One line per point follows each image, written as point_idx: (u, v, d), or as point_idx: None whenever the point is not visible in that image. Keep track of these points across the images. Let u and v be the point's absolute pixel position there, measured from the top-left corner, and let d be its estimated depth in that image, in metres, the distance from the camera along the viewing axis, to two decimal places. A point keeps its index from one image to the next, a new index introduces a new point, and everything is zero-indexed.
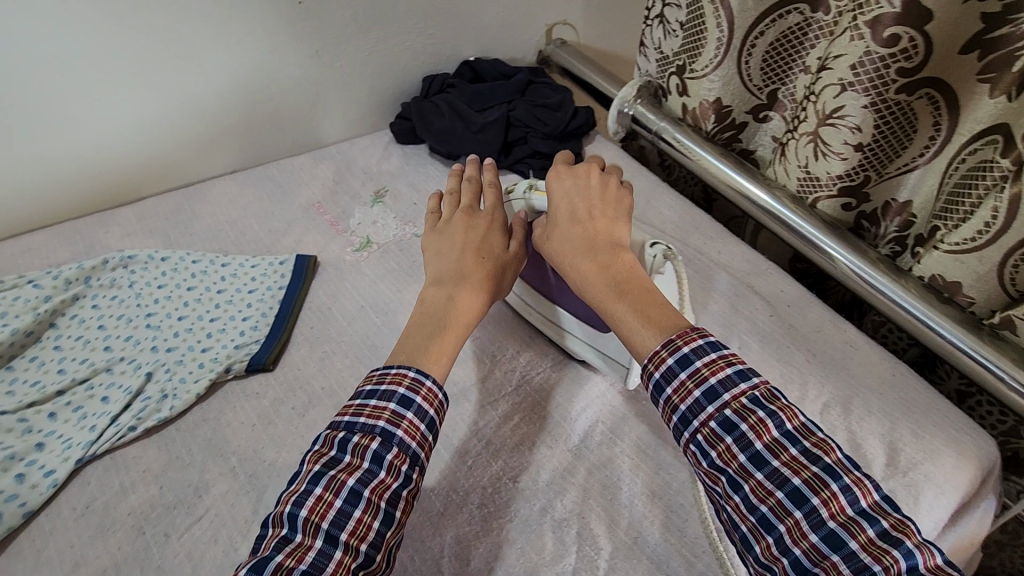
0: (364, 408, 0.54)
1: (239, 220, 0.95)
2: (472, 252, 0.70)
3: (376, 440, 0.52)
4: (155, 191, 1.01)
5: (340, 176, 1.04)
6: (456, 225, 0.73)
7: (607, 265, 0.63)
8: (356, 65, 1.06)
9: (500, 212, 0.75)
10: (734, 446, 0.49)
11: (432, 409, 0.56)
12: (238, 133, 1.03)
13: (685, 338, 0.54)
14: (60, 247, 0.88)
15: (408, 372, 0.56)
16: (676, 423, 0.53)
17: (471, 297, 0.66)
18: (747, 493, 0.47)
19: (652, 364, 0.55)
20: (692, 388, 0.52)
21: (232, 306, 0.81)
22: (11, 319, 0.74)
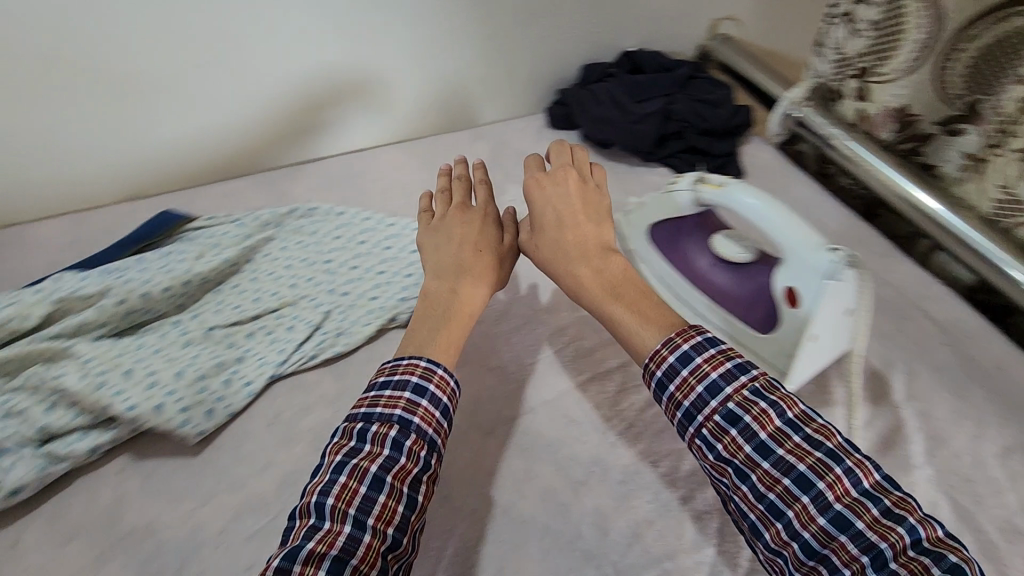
0: (380, 399, 0.57)
1: (405, 186, 1.02)
2: (470, 246, 0.71)
3: (394, 428, 0.54)
4: (329, 153, 1.07)
5: (496, 154, 1.09)
6: (451, 222, 0.74)
7: (602, 270, 0.66)
8: (524, 49, 1.09)
9: (491, 205, 0.77)
10: (739, 438, 0.51)
11: (445, 396, 0.58)
12: (410, 107, 1.08)
13: (683, 336, 0.57)
14: (254, 194, 0.99)
15: (420, 362, 0.59)
16: (680, 419, 0.55)
17: (473, 288, 0.68)
18: (753, 482, 0.50)
19: (653, 363, 0.57)
20: (693, 384, 0.54)
21: (397, 263, 0.88)
22: (222, 249, 0.86)
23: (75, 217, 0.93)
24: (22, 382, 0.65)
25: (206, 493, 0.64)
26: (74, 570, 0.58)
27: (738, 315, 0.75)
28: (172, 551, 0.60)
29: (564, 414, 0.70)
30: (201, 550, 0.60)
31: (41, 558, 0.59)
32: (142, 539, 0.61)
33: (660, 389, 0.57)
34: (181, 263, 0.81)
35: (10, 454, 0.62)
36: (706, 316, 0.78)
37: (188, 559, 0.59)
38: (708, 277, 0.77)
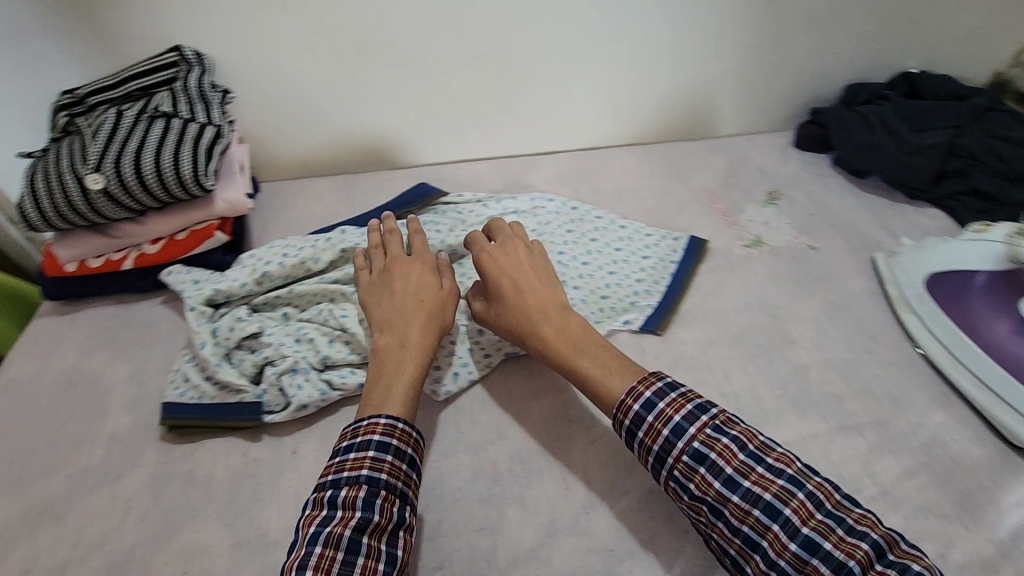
0: (345, 462, 0.57)
1: (636, 188, 0.99)
2: (415, 296, 0.71)
3: (362, 489, 0.55)
4: (564, 147, 1.10)
5: (733, 169, 1.01)
6: (393, 275, 0.73)
7: (563, 326, 0.67)
8: (788, 61, 1.02)
9: (429, 252, 0.76)
10: (708, 476, 0.54)
11: (409, 447, 0.59)
12: (651, 112, 1.06)
13: (632, 398, 0.59)
14: (492, 177, 1.04)
15: (381, 420, 0.59)
16: (653, 463, 0.58)
17: (424, 336, 0.68)
18: (728, 517, 0.53)
19: (621, 412, 0.60)
20: (660, 428, 0.57)
21: (628, 266, 0.86)
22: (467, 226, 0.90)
23: (345, 178, 1.05)
24: (314, 316, 0.77)
25: (445, 446, 0.69)
26: None
27: None
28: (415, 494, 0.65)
29: (806, 461, 0.65)
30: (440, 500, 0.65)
31: (313, 470, 0.68)
32: None
33: (631, 442, 0.60)
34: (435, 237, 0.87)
35: (300, 375, 0.72)
36: (990, 387, 0.69)
37: (429, 507, 0.64)
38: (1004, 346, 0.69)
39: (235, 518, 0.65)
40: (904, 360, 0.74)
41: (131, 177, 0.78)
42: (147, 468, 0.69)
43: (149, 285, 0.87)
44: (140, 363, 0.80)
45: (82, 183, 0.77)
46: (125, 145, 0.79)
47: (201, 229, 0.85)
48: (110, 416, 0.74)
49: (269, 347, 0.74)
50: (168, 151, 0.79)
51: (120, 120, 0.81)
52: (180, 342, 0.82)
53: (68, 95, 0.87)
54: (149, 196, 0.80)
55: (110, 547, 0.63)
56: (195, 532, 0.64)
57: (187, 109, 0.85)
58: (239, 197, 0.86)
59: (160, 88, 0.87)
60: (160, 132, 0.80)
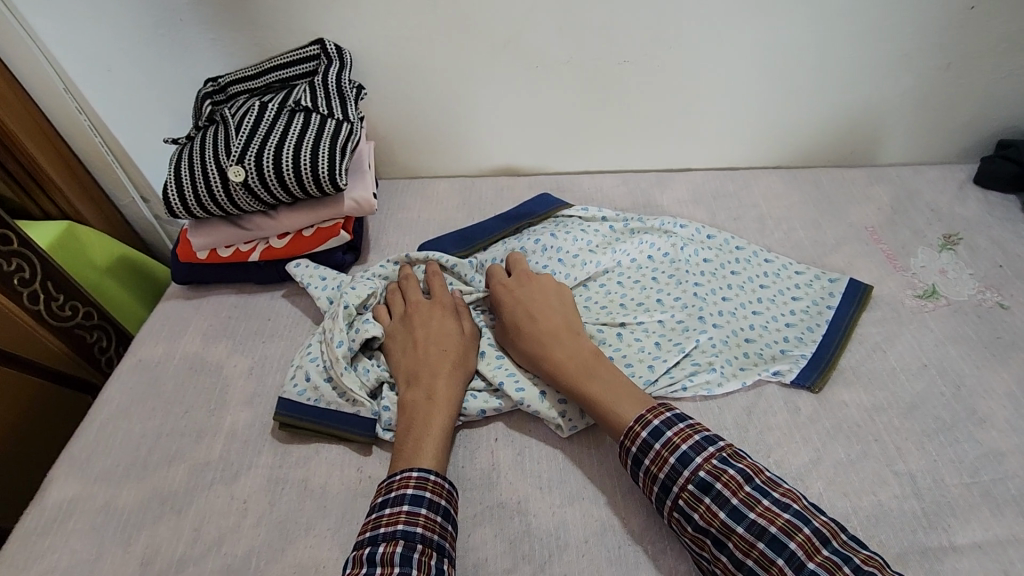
0: (379, 519, 0.56)
1: (783, 218, 0.90)
2: (430, 339, 0.70)
3: (398, 544, 0.53)
4: (698, 165, 1.01)
5: (900, 204, 0.89)
6: (413, 320, 0.72)
7: (582, 355, 0.65)
8: (980, 85, 0.88)
9: (446, 293, 0.75)
10: (713, 505, 0.52)
11: (443, 499, 0.58)
12: (804, 132, 0.96)
13: (631, 435, 0.58)
14: (620, 192, 0.97)
15: (413, 474, 0.58)
16: (657, 492, 0.56)
17: (450, 385, 0.66)
18: (731, 551, 0.51)
19: (628, 439, 0.58)
20: (667, 456, 0.56)
21: (775, 307, 0.77)
22: (592, 246, 0.83)
23: (465, 182, 1.02)
24: None
25: (570, 492, 0.63)
26: None
27: None
28: (537, 540, 0.60)
29: (1009, 572, 0.54)
30: (564, 552, 0.59)
31: None
32: (513, 515, 0.62)
33: (633, 470, 0.58)
34: (555, 266, 0.79)
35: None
36: None
37: (552, 557, 0.58)
38: None
39: (348, 537, 0.62)
40: None
41: (270, 172, 0.77)
42: (263, 470, 0.68)
43: (272, 278, 0.87)
44: (260, 358, 0.79)
45: (224, 174, 0.78)
46: (267, 138, 0.78)
47: (328, 227, 0.84)
48: (230, 409, 0.74)
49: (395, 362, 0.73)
50: (307, 147, 0.78)
51: (264, 111, 0.81)
52: (298, 340, 0.81)
53: (212, 82, 0.88)
54: (284, 192, 0.79)
55: (225, 550, 0.62)
56: (309, 548, 0.61)
57: (325, 104, 0.84)
58: (367, 196, 0.84)
59: (299, 80, 0.87)
60: (300, 127, 0.80)
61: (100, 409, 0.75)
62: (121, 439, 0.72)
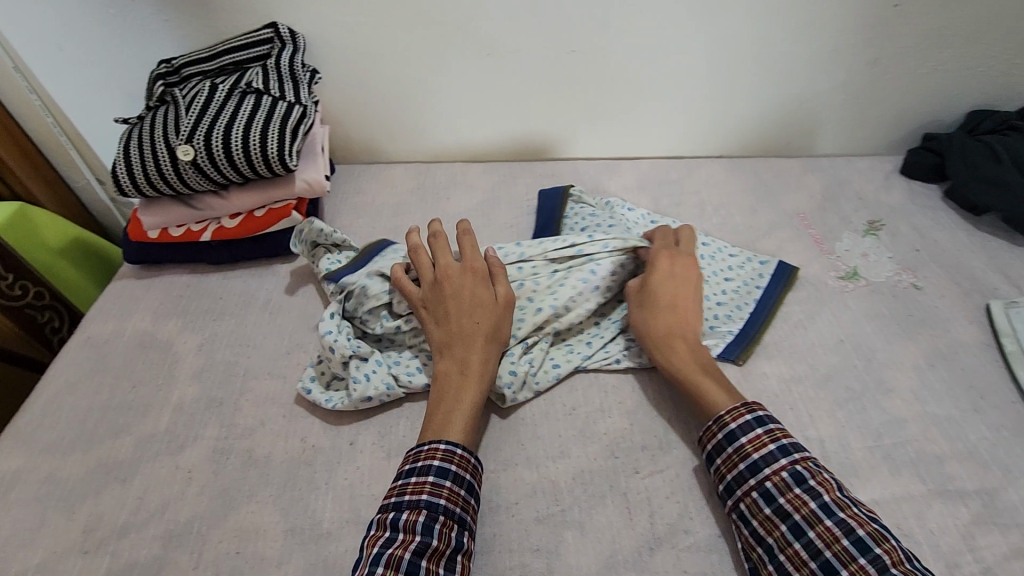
0: (406, 487, 0.57)
1: (722, 204, 0.94)
2: (467, 312, 0.69)
3: (422, 514, 0.54)
4: (646, 154, 1.05)
5: (831, 193, 0.94)
6: (445, 287, 0.70)
7: (700, 351, 0.68)
8: (906, 81, 0.94)
9: (478, 258, 0.74)
10: (805, 495, 0.54)
11: (467, 473, 0.59)
12: (745, 123, 1.00)
13: (733, 414, 0.60)
14: (570, 179, 1.00)
15: (441, 446, 0.59)
16: (742, 470, 0.57)
17: (483, 357, 0.67)
18: (811, 538, 0.52)
19: (729, 416, 0.61)
20: (766, 442, 0.58)
21: (708, 287, 0.80)
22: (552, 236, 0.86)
23: (421, 168, 1.04)
24: None
25: (504, 459, 0.66)
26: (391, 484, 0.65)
27: None
28: None
29: (899, 525, 0.59)
30: (495, 513, 0.62)
31: (369, 464, 0.67)
32: None
33: (723, 446, 0.60)
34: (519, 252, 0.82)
35: (371, 362, 0.72)
36: None
37: (483, 519, 0.61)
38: None
39: (289, 503, 0.64)
40: (1020, 425, 0.66)
41: (219, 152, 0.79)
42: (208, 442, 0.70)
43: (225, 258, 0.88)
44: (209, 335, 0.81)
45: (173, 153, 0.79)
46: (216, 118, 0.79)
47: (280, 208, 0.86)
48: (177, 385, 0.75)
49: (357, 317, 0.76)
50: (257, 128, 0.80)
51: (214, 93, 0.82)
52: (249, 318, 0.82)
53: (164, 64, 0.89)
54: (235, 171, 0.81)
55: (167, 517, 0.63)
56: (250, 514, 0.63)
57: (276, 87, 0.85)
58: (319, 177, 0.86)
59: (252, 63, 0.88)
60: (250, 108, 0.81)
61: (47, 385, 0.76)
62: (69, 413, 0.73)
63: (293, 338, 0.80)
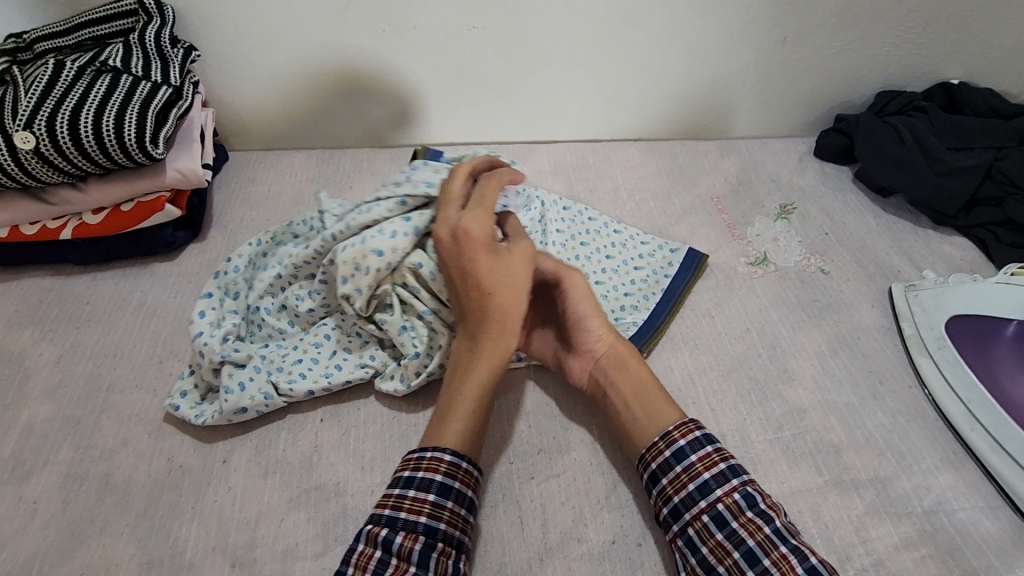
0: (402, 501, 0.50)
1: (637, 189, 0.91)
2: (471, 291, 0.56)
3: (420, 541, 0.47)
4: (563, 137, 1.01)
5: (745, 176, 0.93)
6: (447, 259, 0.57)
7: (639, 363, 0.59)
8: (817, 61, 0.92)
9: (480, 217, 0.57)
10: (759, 520, 0.47)
11: (471, 492, 0.52)
12: (660, 104, 0.97)
13: (682, 429, 0.53)
14: None
15: (444, 457, 0.51)
16: (691, 491, 0.50)
17: (494, 349, 0.56)
18: (765, 567, 0.45)
19: (679, 430, 0.53)
20: (717, 460, 0.51)
21: (617, 276, 0.75)
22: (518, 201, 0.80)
23: (324, 154, 0.97)
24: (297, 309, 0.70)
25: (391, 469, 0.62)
26: (267, 505, 0.59)
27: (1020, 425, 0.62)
28: (351, 522, 0.58)
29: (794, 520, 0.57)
30: None
31: (242, 484, 0.61)
32: (329, 498, 0.60)
33: (671, 464, 0.52)
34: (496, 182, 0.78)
35: (248, 369, 0.65)
36: (1010, 451, 0.61)
37: None
38: (992, 373, 0.65)
39: (147, 533, 0.57)
40: (915, 409, 0.66)
41: (67, 139, 0.70)
42: (59, 467, 0.62)
43: (91, 258, 0.79)
44: (71, 345, 0.72)
45: (9, 140, 0.69)
46: (62, 100, 0.70)
47: (150, 201, 0.78)
48: (29, 402, 0.67)
49: (234, 318, 0.68)
50: (111, 111, 0.71)
51: (62, 71, 0.73)
52: (118, 324, 0.74)
53: (14, 38, 0.78)
54: (88, 160, 0.73)
55: (4, 556, 0.56)
56: (102, 548, 0.56)
57: (140, 66, 0.77)
58: (194, 168, 0.78)
59: (114, 38, 0.79)
60: (104, 89, 0.72)
61: None
62: None
63: (167, 346, 0.72)
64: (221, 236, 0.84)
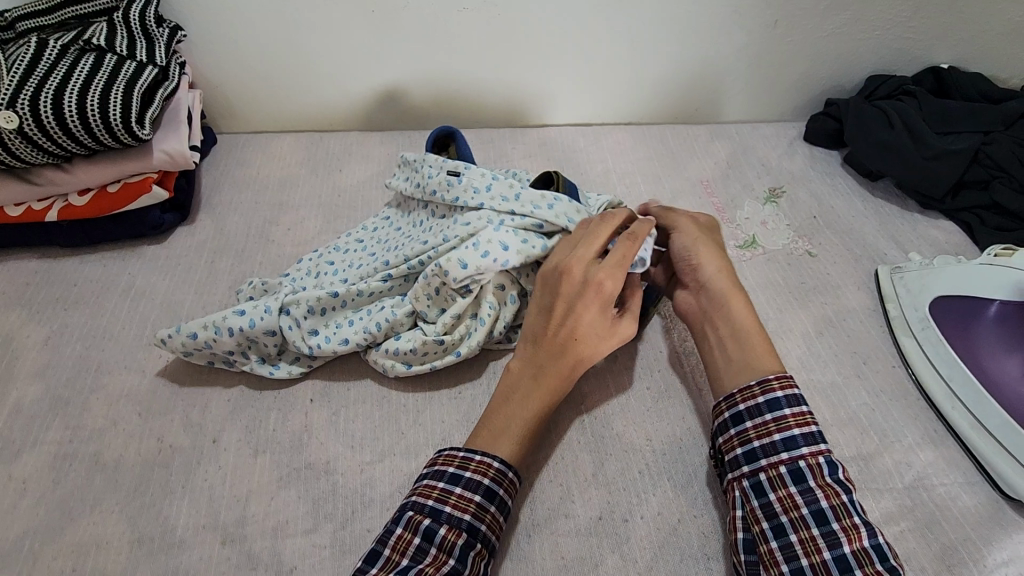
0: (448, 496, 0.51)
1: (627, 173, 0.91)
2: (566, 335, 0.57)
3: (462, 538, 0.49)
4: (555, 121, 1.01)
5: (735, 159, 0.93)
6: (563, 291, 0.58)
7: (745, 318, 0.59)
8: (808, 45, 0.92)
9: (616, 281, 0.58)
10: (836, 487, 0.49)
11: (511, 500, 0.53)
12: (651, 88, 0.97)
13: (782, 382, 0.54)
14: (474, 148, 0.94)
15: (494, 464, 0.53)
16: (775, 441, 0.52)
17: (551, 391, 0.57)
18: (834, 529, 0.47)
19: (778, 381, 0.54)
20: (811, 422, 0.52)
21: None
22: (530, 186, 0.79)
23: (313, 136, 0.96)
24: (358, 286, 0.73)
25: (381, 448, 0.62)
26: (257, 483, 0.60)
27: (1002, 405, 0.63)
28: (341, 499, 0.59)
29: None
30: (367, 508, 0.58)
31: (233, 463, 0.61)
32: (319, 477, 0.60)
33: (761, 410, 0.53)
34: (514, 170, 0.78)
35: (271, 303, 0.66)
36: (990, 428, 0.62)
37: (355, 515, 0.58)
38: (975, 352, 0.66)
39: (138, 511, 0.58)
40: (898, 389, 0.67)
41: (50, 119, 0.70)
42: (49, 447, 0.62)
43: (78, 239, 0.78)
44: (59, 327, 0.71)
45: None
46: (45, 80, 0.70)
47: (137, 182, 0.77)
48: (16, 384, 0.66)
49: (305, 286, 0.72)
50: (94, 91, 0.71)
51: (44, 49, 0.71)
52: (107, 306, 0.74)
53: None
54: (72, 140, 0.72)
55: None
56: (93, 525, 0.57)
57: (125, 45, 0.76)
58: (181, 149, 0.78)
59: (99, 17, 0.78)
60: (88, 69, 0.71)
61: None
62: None
63: (156, 328, 0.72)
64: (210, 219, 0.84)
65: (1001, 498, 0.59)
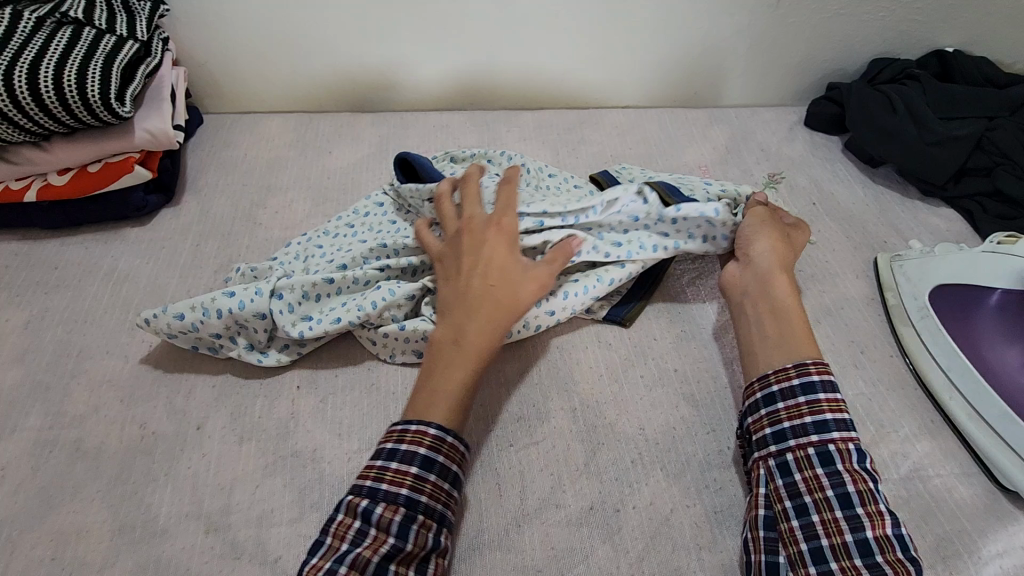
0: (384, 471, 0.49)
1: (623, 157, 0.89)
2: (481, 277, 0.57)
3: (399, 512, 0.47)
4: (551, 104, 0.98)
5: (734, 145, 0.91)
6: (467, 241, 0.59)
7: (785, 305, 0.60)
8: (809, 27, 0.90)
9: (510, 213, 0.60)
10: (863, 474, 0.49)
11: (455, 465, 0.51)
12: (648, 71, 0.95)
13: (819, 367, 0.54)
14: (468, 131, 0.91)
15: (430, 430, 0.50)
16: (806, 422, 0.52)
17: (482, 337, 0.55)
18: (858, 514, 0.47)
19: (817, 368, 0.54)
20: (846, 409, 0.52)
21: None
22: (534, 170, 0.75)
23: (302, 116, 0.93)
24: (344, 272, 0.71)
25: (370, 436, 0.61)
26: (241, 471, 0.58)
27: (1002, 395, 0.61)
28: (328, 488, 0.57)
29: None
30: None
31: (217, 450, 0.60)
32: (306, 465, 0.59)
33: (794, 393, 0.53)
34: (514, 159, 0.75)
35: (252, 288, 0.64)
36: (986, 418, 0.61)
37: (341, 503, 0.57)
38: (975, 342, 0.65)
39: (119, 498, 0.56)
40: (896, 379, 0.66)
41: (25, 94, 0.67)
42: (29, 432, 0.60)
43: (59, 220, 0.76)
44: (39, 311, 0.69)
45: None
46: (18, 54, 0.67)
47: (119, 162, 0.75)
48: None
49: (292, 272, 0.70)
50: (71, 65, 0.68)
51: (18, 21, 0.69)
52: (88, 290, 0.72)
53: None
54: (49, 118, 0.69)
55: None
56: (74, 512, 0.55)
57: (104, 19, 0.73)
58: (163, 129, 0.75)
59: None
60: (65, 42, 0.69)
61: None
62: None
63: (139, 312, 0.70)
64: (195, 201, 0.82)
65: (996, 489, 0.59)
